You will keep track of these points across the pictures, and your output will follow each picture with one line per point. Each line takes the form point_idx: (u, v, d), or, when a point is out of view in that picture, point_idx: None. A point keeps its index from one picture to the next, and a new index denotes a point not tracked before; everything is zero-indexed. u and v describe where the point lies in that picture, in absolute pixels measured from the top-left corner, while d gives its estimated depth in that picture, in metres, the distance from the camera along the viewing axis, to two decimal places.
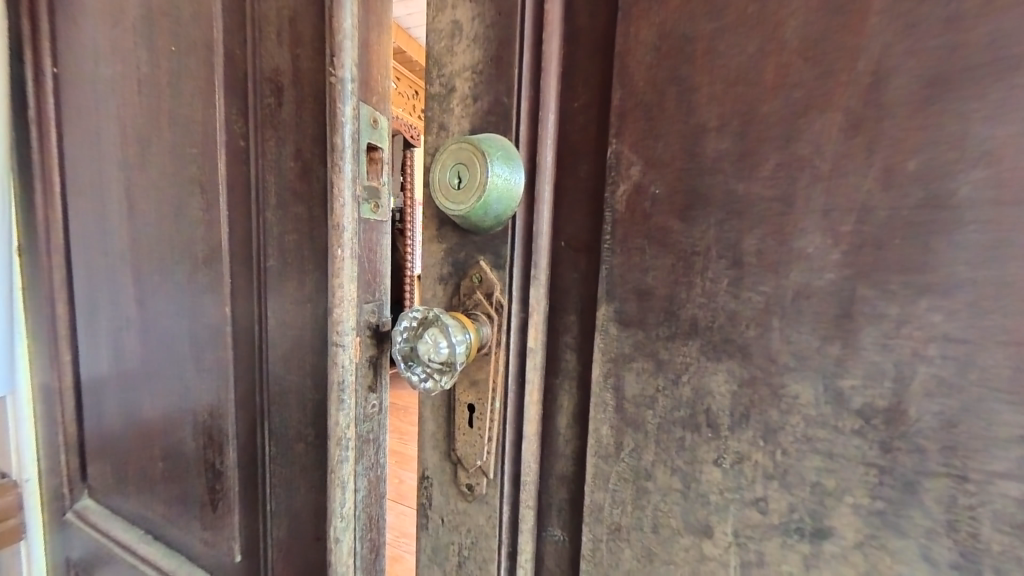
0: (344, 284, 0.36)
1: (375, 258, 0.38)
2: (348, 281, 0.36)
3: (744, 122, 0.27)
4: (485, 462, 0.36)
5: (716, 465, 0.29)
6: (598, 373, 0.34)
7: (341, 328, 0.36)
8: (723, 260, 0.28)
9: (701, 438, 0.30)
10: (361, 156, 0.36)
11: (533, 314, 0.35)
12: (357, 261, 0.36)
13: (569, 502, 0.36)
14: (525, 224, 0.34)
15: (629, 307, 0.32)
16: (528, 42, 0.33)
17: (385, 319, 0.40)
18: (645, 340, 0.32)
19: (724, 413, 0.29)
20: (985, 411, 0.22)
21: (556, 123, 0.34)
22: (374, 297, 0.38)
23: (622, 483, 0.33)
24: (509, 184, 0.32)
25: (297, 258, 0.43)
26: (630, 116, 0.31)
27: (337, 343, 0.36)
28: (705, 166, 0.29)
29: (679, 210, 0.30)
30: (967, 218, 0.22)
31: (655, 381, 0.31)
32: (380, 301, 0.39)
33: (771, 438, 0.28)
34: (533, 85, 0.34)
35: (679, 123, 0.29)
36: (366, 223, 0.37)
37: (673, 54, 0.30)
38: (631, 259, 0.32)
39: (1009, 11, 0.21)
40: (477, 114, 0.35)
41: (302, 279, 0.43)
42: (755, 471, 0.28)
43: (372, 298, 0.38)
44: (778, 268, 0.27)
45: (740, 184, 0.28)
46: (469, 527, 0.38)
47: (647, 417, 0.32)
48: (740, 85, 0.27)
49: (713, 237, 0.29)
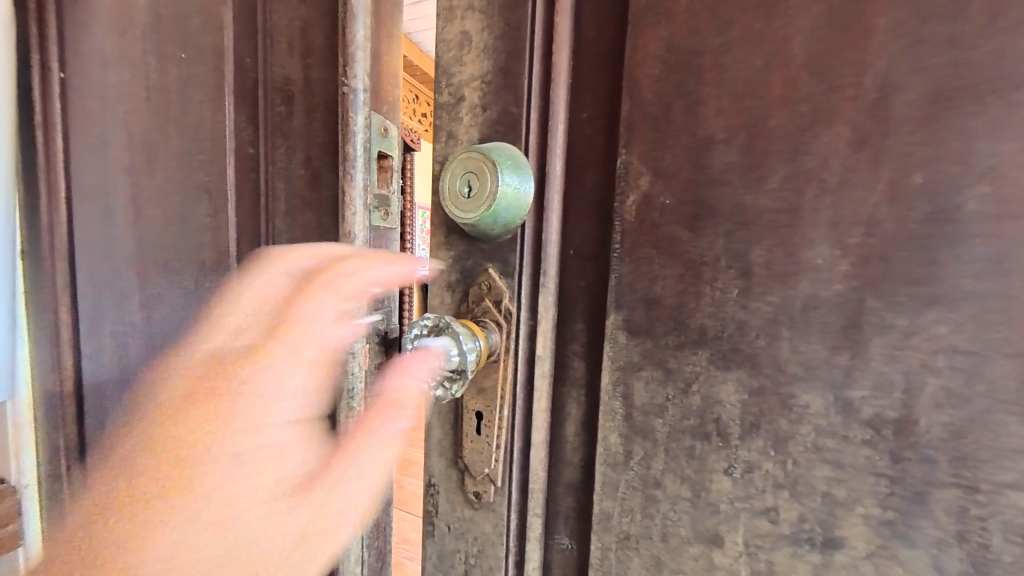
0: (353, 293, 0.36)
1: (386, 265, 0.39)
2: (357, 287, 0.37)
3: (752, 135, 0.28)
4: (493, 469, 0.36)
5: (726, 475, 0.30)
6: (606, 382, 0.34)
7: None
8: (732, 270, 0.29)
9: (710, 447, 0.30)
10: (372, 165, 0.37)
11: (542, 321, 0.35)
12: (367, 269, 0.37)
13: (576, 509, 0.36)
14: (534, 231, 0.35)
15: (637, 315, 0.32)
16: (537, 55, 0.34)
17: None
18: (653, 349, 0.32)
19: (734, 422, 0.29)
20: (992, 422, 0.23)
21: (565, 133, 0.35)
22: None
23: (630, 492, 0.33)
24: (519, 193, 0.33)
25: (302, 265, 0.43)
26: (638, 127, 0.32)
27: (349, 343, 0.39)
28: (713, 177, 0.29)
29: (688, 221, 0.30)
30: (972, 233, 0.23)
31: (664, 390, 0.32)
32: None
33: (781, 447, 0.28)
34: (542, 96, 0.34)
35: (687, 135, 0.30)
36: (378, 231, 0.39)
37: (681, 66, 0.30)
38: (639, 268, 0.32)
39: (1003, 36, 0.22)
40: (485, 124, 0.36)
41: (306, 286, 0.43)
42: (766, 480, 0.28)
43: None
44: (786, 278, 0.27)
45: (748, 195, 0.28)
46: (475, 535, 0.38)
47: (656, 426, 0.32)
48: (747, 99, 0.28)
49: (722, 247, 0.29)
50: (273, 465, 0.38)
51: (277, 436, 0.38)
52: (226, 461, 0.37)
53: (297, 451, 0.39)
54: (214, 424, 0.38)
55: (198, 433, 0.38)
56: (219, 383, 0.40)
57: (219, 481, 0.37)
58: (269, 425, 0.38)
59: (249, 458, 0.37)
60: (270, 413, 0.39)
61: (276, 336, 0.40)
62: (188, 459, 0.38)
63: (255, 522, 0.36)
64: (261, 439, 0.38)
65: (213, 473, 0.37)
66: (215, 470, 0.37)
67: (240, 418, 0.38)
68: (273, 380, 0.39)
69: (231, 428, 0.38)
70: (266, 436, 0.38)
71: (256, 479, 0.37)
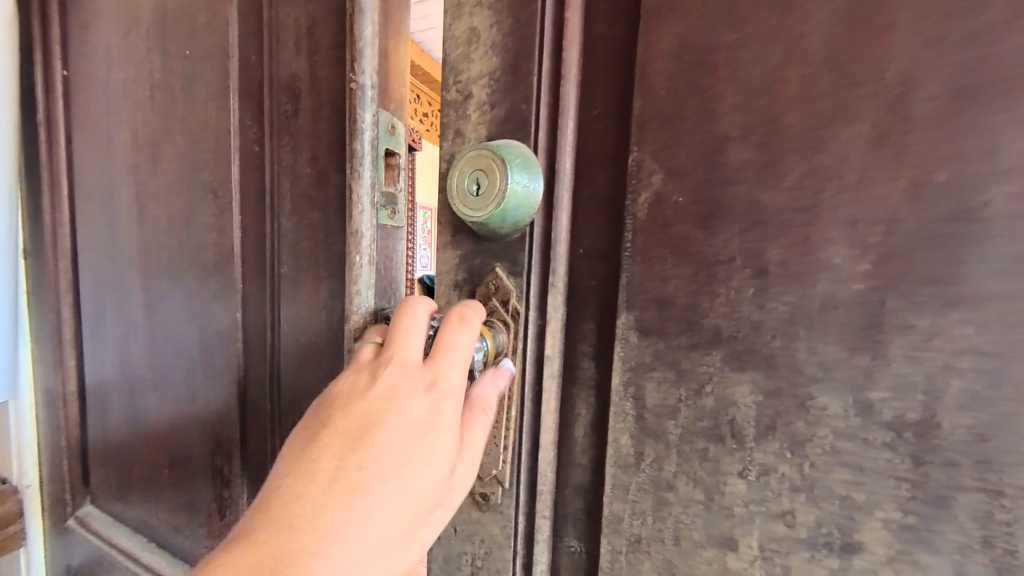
0: (360, 292, 0.37)
1: (392, 264, 0.39)
2: (364, 287, 0.37)
3: (768, 132, 0.27)
4: (501, 470, 0.36)
5: (741, 477, 0.29)
6: (617, 382, 0.33)
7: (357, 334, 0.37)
8: (747, 270, 0.28)
9: (724, 449, 0.29)
10: (380, 163, 0.36)
11: (550, 321, 0.35)
12: (374, 268, 0.37)
13: (585, 511, 0.36)
14: (543, 230, 0.34)
15: (649, 316, 0.32)
16: (547, 51, 0.34)
17: None
18: (665, 349, 0.31)
19: (749, 423, 0.29)
20: (1018, 426, 0.22)
21: (575, 131, 0.34)
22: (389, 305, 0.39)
23: (641, 494, 0.33)
24: (528, 192, 0.32)
25: (306, 265, 0.42)
26: (650, 125, 0.31)
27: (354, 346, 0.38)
28: (727, 175, 0.29)
29: (701, 219, 0.30)
30: (997, 232, 0.22)
31: (676, 391, 0.31)
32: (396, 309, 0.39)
33: (797, 450, 0.27)
34: (552, 93, 0.34)
35: (700, 132, 0.29)
36: (385, 231, 0.38)
37: (694, 62, 0.30)
38: (651, 267, 0.31)
39: None
40: (494, 121, 0.35)
41: (310, 286, 0.42)
42: (781, 483, 0.28)
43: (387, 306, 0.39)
44: (803, 278, 0.27)
45: (763, 194, 0.28)
46: (482, 537, 0.38)
47: (668, 428, 0.31)
48: (762, 96, 0.27)
49: (736, 246, 0.28)
50: (415, 481, 0.28)
51: (446, 443, 0.29)
52: (388, 465, 0.28)
53: (447, 437, 0.29)
54: (352, 459, 0.27)
55: (308, 480, 0.27)
56: (359, 412, 0.29)
57: (378, 502, 0.27)
58: (437, 420, 0.29)
59: (415, 477, 0.28)
60: (430, 413, 0.29)
61: (441, 355, 0.30)
62: (289, 509, 0.26)
63: (383, 556, 0.27)
64: (426, 452, 0.29)
65: (355, 510, 0.26)
66: (323, 514, 0.26)
67: (392, 449, 0.28)
68: (430, 398, 0.29)
69: (372, 456, 0.27)
70: (430, 447, 0.29)
71: (374, 511, 0.27)
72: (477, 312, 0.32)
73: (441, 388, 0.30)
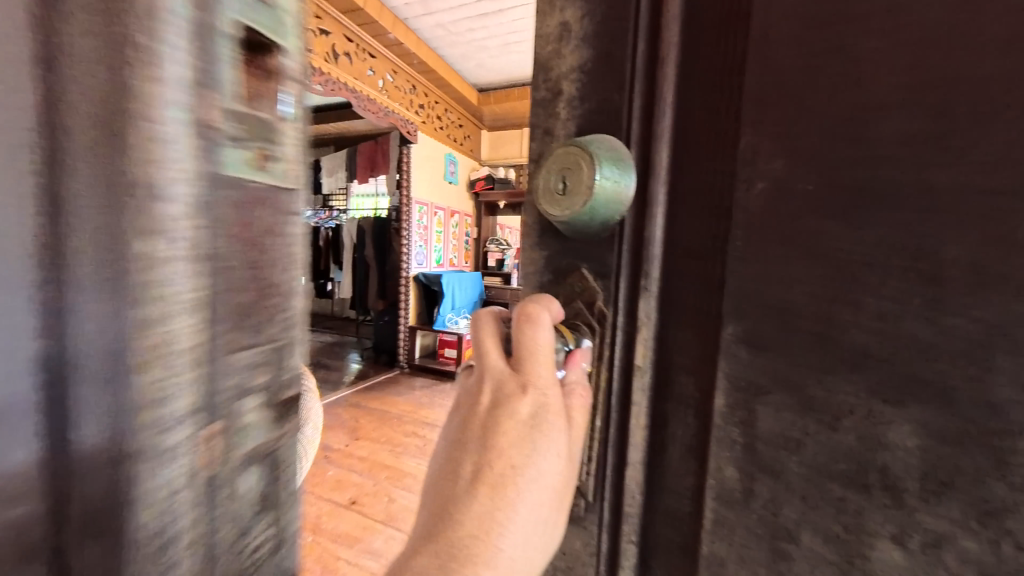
0: (153, 300, 0.15)
1: (252, 250, 0.17)
2: (184, 262, 0.15)
3: (951, 92, 0.21)
4: (584, 481, 0.33)
5: (896, 544, 0.23)
6: (721, 404, 0.29)
7: (159, 394, 0.15)
8: (912, 273, 0.22)
9: (871, 501, 0.24)
10: (221, 39, 0.16)
11: (641, 328, 0.32)
12: (205, 234, 0.16)
13: (680, 546, 0.31)
14: (635, 228, 0.32)
15: (763, 327, 0.27)
16: (643, 36, 0.31)
17: (279, 379, 0.19)
18: (787, 369, 0.26)
19: (909, 475, 0.23)
20: None
21: (673, 116, 0.30)
22: (256, 333, 0.18)
23: (752, 541, 0.28)
24: (619, 187, 0.30)
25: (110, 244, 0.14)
26: (770, 101, 0.26)
27: (152, 401, 0.15)
28: (884, 154, 0.23)
29: (842, 210, 0.24)
30: None
31: (801, 421, 0.25)
32: (272, 343, 0.18)
33: (994, 524, 0.21)
34: (648, 80, 0.31)
35: (843, 102, 0.24)
36: (243, 187, 0.17)
37: (834, 22, 0.24)
38: (768, 269, 0.26)
39: None
40: (584, 115, 0.34)
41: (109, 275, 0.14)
42: (964, 564, 0.22)
43: (249, 334, 0.17)
44: (1012, 289, 0.20)
45: (943, 175, 0.21)
46: (564, 549, 0.35)
47: (790, 465, 0.26)
48: (940, 47, 0.21)
49: (894, 243, 0.23)
50: (543, 470, 0.28)
51: (558, 428, 0.29)
52: (517, 462, 0.28)
53: (557, 423, 0.29)
54: (484, 460, 0.28)
55: (453, 484, 0.28)
56: (479, 422, 0.30)
57: (523, 494, 0.28)
58: (544, 415, 0.29)
59: (544, 465, 0.28)
60: (534, 412, 0.29)
61: (529, 355, 0.30)
62: (443, 511, 0.27)
63: (542, 535, 0.28)
64: (544, 443, 0.29)
65: (501, 504, 0.27)
66: (477, 519, 0.27)
67: (514, 447, 0.28)
68: (531, 396, 0.29)
69: (500, 455, 0.28)
70: (546, 437, 0.29)
71: (517, 501, 0.27)
72: (544, 307, 0.30)
73: (538, 385, 0.29)
